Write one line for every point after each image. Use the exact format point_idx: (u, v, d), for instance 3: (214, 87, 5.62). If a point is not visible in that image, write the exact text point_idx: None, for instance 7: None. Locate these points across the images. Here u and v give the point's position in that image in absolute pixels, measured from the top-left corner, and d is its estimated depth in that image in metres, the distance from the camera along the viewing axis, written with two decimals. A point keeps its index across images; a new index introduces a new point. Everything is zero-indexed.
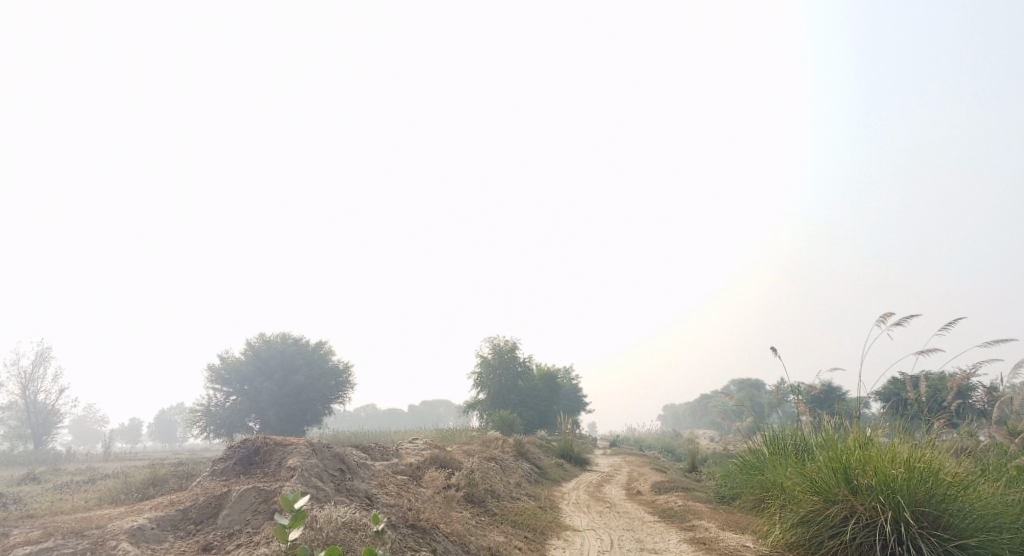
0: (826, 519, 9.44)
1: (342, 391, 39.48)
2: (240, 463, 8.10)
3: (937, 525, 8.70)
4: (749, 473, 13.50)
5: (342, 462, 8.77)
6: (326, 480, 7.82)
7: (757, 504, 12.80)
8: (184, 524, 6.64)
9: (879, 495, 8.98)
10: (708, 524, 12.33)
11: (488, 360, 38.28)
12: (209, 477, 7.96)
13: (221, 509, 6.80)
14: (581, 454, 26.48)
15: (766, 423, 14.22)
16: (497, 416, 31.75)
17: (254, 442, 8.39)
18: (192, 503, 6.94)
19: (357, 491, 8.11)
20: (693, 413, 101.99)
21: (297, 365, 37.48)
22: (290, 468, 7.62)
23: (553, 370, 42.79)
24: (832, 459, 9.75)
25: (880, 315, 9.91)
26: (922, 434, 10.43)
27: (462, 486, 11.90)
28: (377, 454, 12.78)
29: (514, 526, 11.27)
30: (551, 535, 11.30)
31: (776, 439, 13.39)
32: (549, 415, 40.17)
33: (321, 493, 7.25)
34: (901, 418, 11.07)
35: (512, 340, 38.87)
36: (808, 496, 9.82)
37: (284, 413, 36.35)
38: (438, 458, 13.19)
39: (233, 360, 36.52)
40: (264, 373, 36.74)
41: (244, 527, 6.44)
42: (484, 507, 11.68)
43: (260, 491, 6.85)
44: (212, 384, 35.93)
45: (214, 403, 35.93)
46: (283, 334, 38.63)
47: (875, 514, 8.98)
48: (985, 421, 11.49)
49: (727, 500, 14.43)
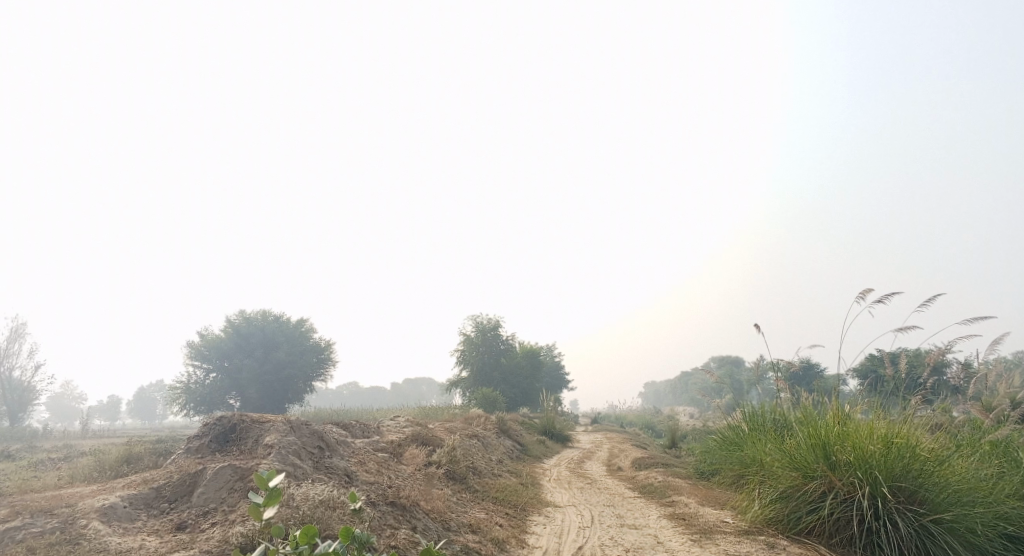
0: (804, 495, 9.53)
1: (324, 368, 39.28)
2: (215, 440, 7.93)
3: (913, 500, 8.82)
4: (728, 449, 13.60)
5: (321, 439, 8.65)
6: (304, 458, 7.71)
7: (736, 480, 12.93)
8: (157, 503, 6.49)
9: (857, 471, 9.06)
10: (688, 500, 12.42)
11: (471, 338, 38.27)
12: (184, 454, 7.79)
13: (195, 487, 6.64)
14: (563, 430, 26.64)
15: (746, 400, 14.31)
16: (479, 393, 31.79)
17: (231, 420, 8.23)
18: (166, 481, 6.78)
19: (336, 469, 8.01)
20: (673, 391, 103.45)
21: (278, 342, 37.18)
22: (267, 445, 7.48)
23: (535, 348, 42.89)
24: (811, 436, 9.82)
25: (862, 292, 9.87)
26: (900, 411, 10.53)
27: (443, 463, 11.86)
28: (358, 431, 12.70)
29: (495, 503, 11.27)
30: (532, 512, 11.33)
31: (756, 416, 13.49)
32: (531, 392, 40.33)
33: (298, 471, 7.13)
34: (879, 395, 11.16)
35: (495, 317, 38.84)
36: (787, 472, 9.90)
37: (265, 390, 36.10)
38: (419, 436, 13.13)
39: (213, 337, 36.14)
40: (245, 350, 36.38)
41: (220, 505, 6.31)
42: (465, 484, 11.66)
43: (236, 469, 6.71)
44: (191, 361, 35.53)
45: (194, 379, 35.56)
46: (263, 310, 38.24)
47: (853, 489, 9.07)
48: (960, 397, 11.62)
49: (706, 476, 14.55)
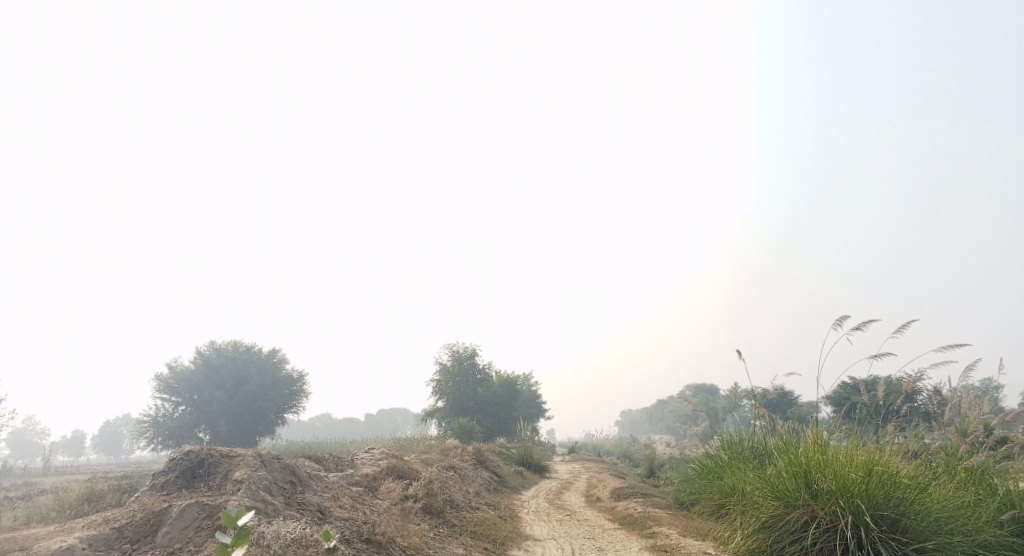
0: (786, 524, 9.42)
1: (296, 400, 38.44)
2: (182, 476, 7.58)
3: (896, 528, 8.76)
4: (707, 478, 13.47)
5: (293, 474, 8.35)
6: (275, 493, 7.41)
7: (716, 509, 12.79)
8: (118, 544, 6.11)
9: (839, 499, 9.00)
10: (669, 531, 12.24)
11: (447, 367, 37.89)
12: (148, 491, 7.41)
13: (160, 526, 6.30)
14: (541, 460, 26.31)
15: (723, 427, 14.25)
16: (455, 423, 31.36)
17: (198, 454, 7.89)
18: (128, 520, 6.41)
19: (308, 504, 7.72)
20: (649, 420, 103.24)
21: (249, 374, 36.35)
22: (236, 480, 7.17)
23: (512, 377, 42.59)
24: (792, 464, 9.75)
25: (838, 318, 9.95)
26: (877, 438, 10.54)
27: (420, 497, 11.55)
28: (331, 465, 12.33)
29: (474, 537, 10.97)
30: (511, 546, 11.04)
31: (733, 444, 13.42)
32: (508, 422, 39.92)
33: (269, 508, 6.83)
34: (855, 422, 11.18)
35: (471, 346, 38.56)
36: (769, 501, 9.78)
37: (235, 423, 35.16)
38: (395, 468, 12.81)
39: (182, 369, 35.25)
40: (215, 382, 35.50)
41: (185, 545, 6.00)
42: (443, 519, 11.35)
43: (203, 505, 6.41)
44: (159, 394, 34.57)
45: (162, 413, 34.51)
46: (234, 341, 37.47)
47: (835, 519, 8.99)
48: (934, 423, 11.70)
49: (686, 505, 14.37)
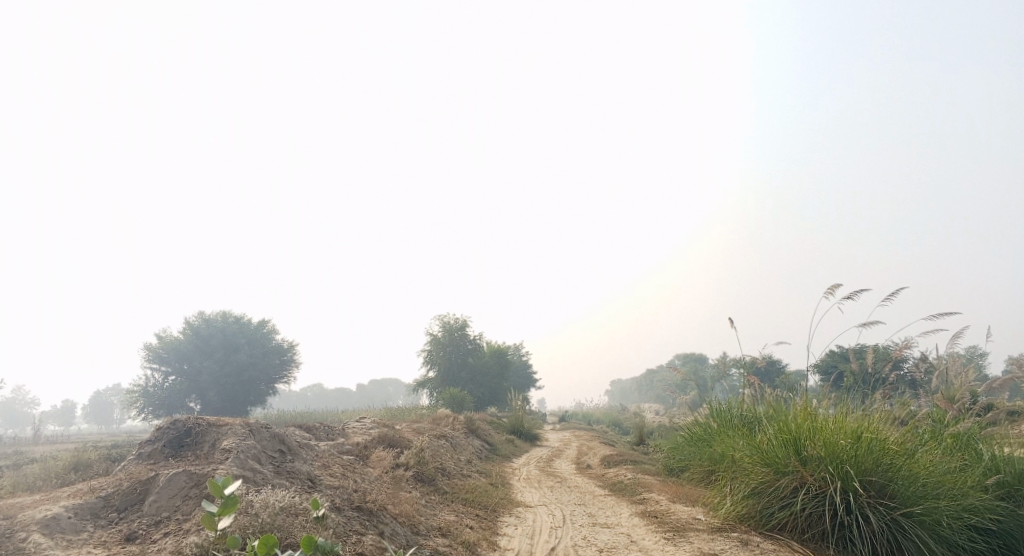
0: (776, 490, 9.48)
1: (287, 370, 38.41)
2: (169, 445, 7.48)
3: (884, 494, 8.84)
4: (697, 445, 13.55)
5: (282, 443, 8.28)
6: (264, 462, 7.34)
7: (706, 476, 12.89)
8: (105, 513, 6.03)
9: (828, 466, 9.04)
10: (659, 497, 12.34)
11: (438, 338, 37.84)
12: (135, 460, 7.32)
13: (147, 495, 6.20)
14: (531, 429, 26.48)
15: (712, 396, 14.31)
16: (446, 393, 31.46)
17: (185, 423, 7.79)
18: (115, 489, 6.32)
19: (298, 473, 7.66)
20: (638, 390, 104.25)
21: (239, 344, 36.20)
22: (225, 449, 7.08)
23: (503, 347, 42.66)
24: (782, 431, 9.76)
25: (830, 287, 9.92)
26: (866, 406, 10.57)
27: (412, 465, 11.56)
28: (322, 434, 12.30)
29: (466, 504, 11.01)
30: (502, 512, 11.10)
31: (723, 412, 13.48)
32: (499, 392, 40.10)
33: (258, 477, 6.77)
34: (845, 390, 11.22)
35: (462, 316, 38.50)
36: (759, 467, 9.82)
37: (226, 393, 35.11)
38: (386, 437, 12.79)
39: (171, 339, 35.06)
40: (204, 351, 35.33)
41: (173, 514, 5.92)
42: (434, 486, 11.39)
43: (191, 474, 6.32)
44: (148, 363, 34.40)
45: (151, 383, 34.36)
46: (223, 311, 37.23)
47: (824, 485, 9.05)
48: (921, 390, 11.76)
49: (675, 472, 14.50)
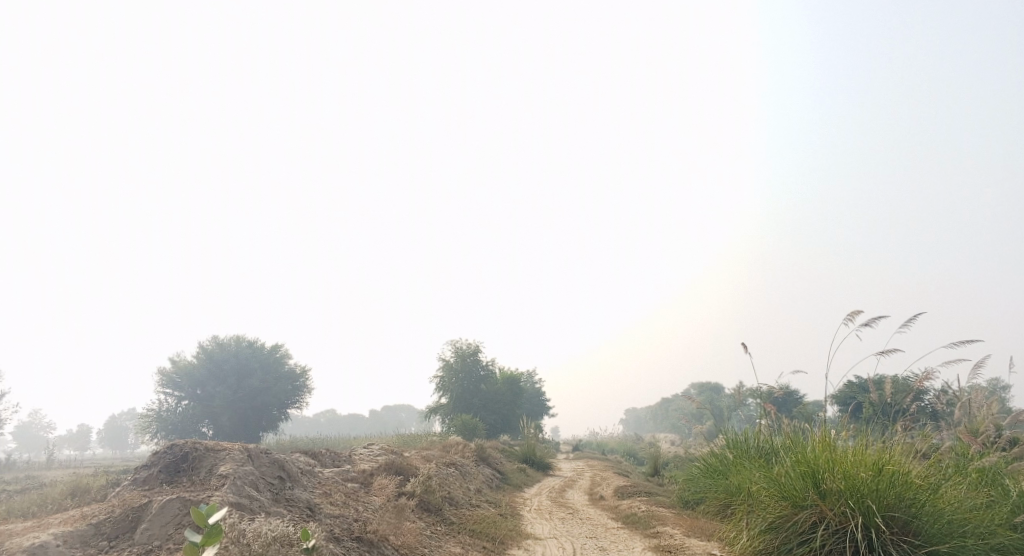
0: (794, 526, 9.08)
1: (300, 396, 38.22)
2: (165, 470, 7.31)
3: (907, 530, 8.44)
4: (712, 477, 13.15)
5: (282, 469, 8.07)
6: (262, 490, 7.14)
7: (722, 509, 12.47)
8: (95, 540, 5.84)
9: (849, 500, 8.66)
10: (673, 531, 11.94)
11: (450, 364, 37.61)
12: (130, 486, 7.15)
13: (140, 523, 6.01)
14: (544, 458, 26.00)
15: (728, 426, 13.93)
16: (459, 420, 31.11)
17: (183, 447, 7.62)
18: (106, 515, 6.13)
19: (297, 501, 7.44)
20: (654, 417, 102.34)
21: (252, 369, 36.16)
22: (222, 476, 6.89)
23: (516, 373, 42.29)
24: (800, 463, 9.40)
25: (849, 314, 9.61)
26: (887, 437, 10.18)
27: (417, 493, 11.28)
28: (328, 460, 12.08)
29: (472, 535, 10.69)
30: (510, 544, 10.75)
31: (739, 443, 13.08)
32: (512, 419, 39.60)
33: (254, 505, 6.57)
34: (864, 421, 10.83)
35: (475, 343, 38.29)
36: (776, 501, 9.44)
37: (238, 418, 34.96)
38: (393, 464, 12.52)
39: (185, 363, 35.15)
40: (218, 376, 35.34)
41: (165, 543, 5.72)
42: (441, 516, 11.09)
43: (185, 501, 6.13)
44: (162, 388, 34.45)
45: (164, 408, 34.37)
46: (237, 336, 37.32)
47: (845, 520, 8.66)
48: (942, 422, 11.33)
49: (690, 505, 14.07)
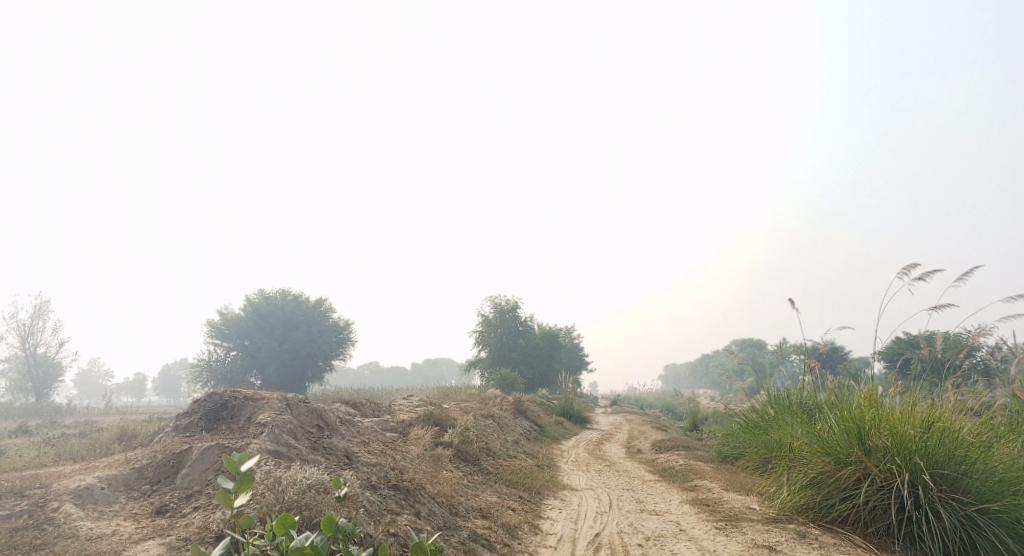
0: (837, 482, 8.83)
1: (343, 348, 39.01)
2: (206, 418, 7.44)
3: (956, 488, 8.11)
4: (753, 432, 12.91)
5: (320, 418, 8.16)
6: (300, 438, 7.23)
7: (762, 465, 12.27)
8: (138, 484, 6.00)
9: (895, 457, 8.34)
10: (711, 485, 11.79)
11: (489, 319, 37.74)
12: (172, 432, 7.31)
13: (181, 468, 6.14)
14: (582, 411, 26.09)
15: (770, 382, 13.60)
16: (497, 374, 31.35)
17: (222, 396, 7.73)
18: (149, 461, 6.28)
19: (335, 449, 7.53)
20: (693, 373, 102.10)
21: (297, 321, 36.99)
22: (260, 424, 6.98)
23: (554, 329, 42.27)
24: (844, 419, 9.08)
25: (905, 266, 9.11)
26: (938, 394, 9.76)
27: (454, 444, 11.39)
28: (368, 411, 12.26)
29: (509, 486, 10.76)
30: (546, 495, 10.79)
31: (781, 398, 12.75)
32: (550, 374, 39.77)
33: (292, 453, 6.65)
34: (914, 377, 10.41)
35: (513, 298, 38.25)
36: (819, 457, 9.17)
37: (284, 369, 35.96)
38: (432, 415, 12.66)
39: (233, 316, 36.15)
40: (264, 328, 36.26)
41: (205, 488, 5.82)
42: (478, 466, 11.19)
43: (224, 448, 6.22)
44: (212, 339, 35.56)
45: (214, 358, 35.54)
46: (282, 290, 38.11)
47: (890, 477, 8.36)
48: (997, 380, 10.82)
49: (729, 459, 13.89)
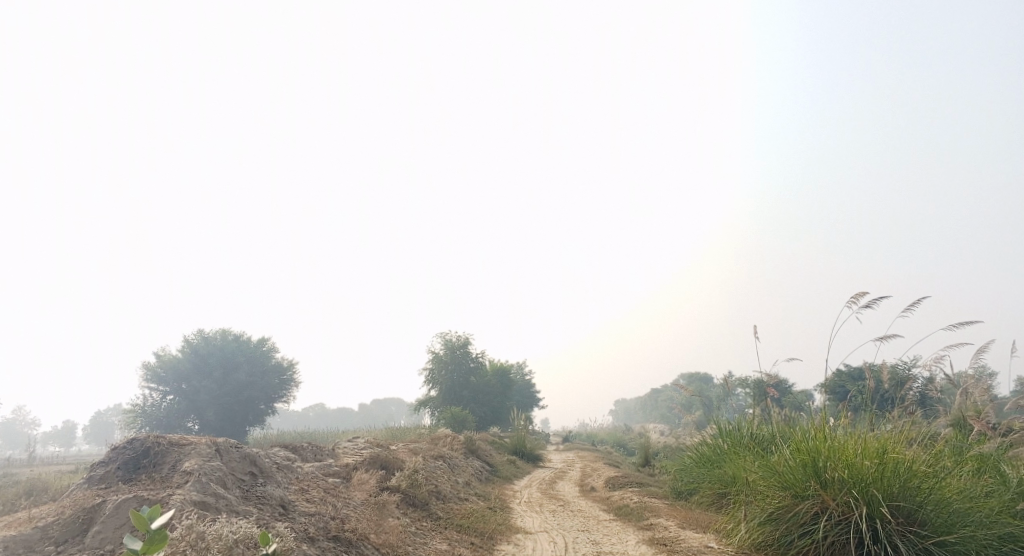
0: (795, 517, 8.67)
1: (287, 389, 37.45)
2: (124, 467, 6.76)
3: (913, 521, 8.06)
4: (705, 467, 12.75)
5: (254, 465, 7.54)
6: (230, 487, 6.63)
7: (716, 500, 12.09)
8: (41, 545, 5.30)
9: (852, 490, 8.26)
10: (667, 523, 11.53)
11: (440, 357, 37.04)
12: (85, 484, 6.58)
13: (92, 524, 5.48)
14: (534, 450, 25.58)
15: (719, 415, 13.52)
16: (448, 412, 30.59)
17: (143, 443, 7.07)
18: (55, 518, 5.59)
19: (269, 499, 6.94)
20: (643, 408, 102.83)
21: (238, 363, 35.43)
22: (185, 472, 6.36)
23: (506, 365, 41.80)
24: (799, 452, 8.99)
25: (852, 296, 9.16)
26: (887, 422, 9.77)
27: (402, 488, 10.82)
28: (309, 455, 11.57)
29: (460, 531, 10.23)
30: (500, 540, 10.28)
31: (732, 432, 12.68)
32: (502, 411, 39.13)
33: (220, 504, 6.06)
34: (861, 408, 10.44)
35: (464, 334, 37.75)
36: (776, 491, 9.04)
37: (224, 413, 34.26)
38: (378, 458, 12.03)
39: (169, 358, 34.39)
40: (203, 371, 34.61)
41: (118, 548, 5.21)
42: (427, 511, 10.65)
43: (143, 500, 5.61)
44: (146, 383, 33.74)
45: (149, 403, 33.72)
46: (223, 329, 36.54)
47: (848, 510, 8.25)
48: (940, 410, 10.94)
49: (684, 496, 13.67)
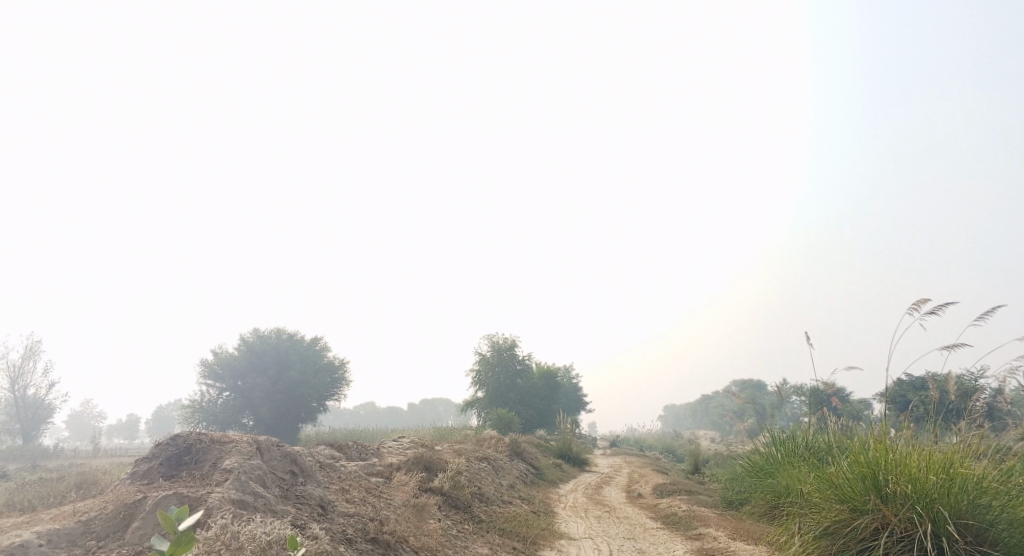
0: (853, 532, 8.11)
1: (338, 388, 37.98)
2: (167, 464, 6.84)
3: (983, 540, 7.48)
4: (758, 477, 12.19)
5: (295, 463, 7.53)
6: (269, 486, 6.62)
7: (770, 511, 11.54)
8: (83, 540, 5.36)
9: (916, 505, 7.70)
10: (717, 533, 11.07)
11: (487, 358, 37.01)
12: (129, 480, 6.68)
13: (132, 521, 5.51)
14: (581, 454, 25.21)
15: (772, 423, 12.96)
16: (494, 414, 30.48)
17: (186, 439, 7.14)
18: (98, 513, 5.66)
19: (308, 498, 6.91)
20: (693, 414, 100.73)
21: (292, 361, 36.12)
22: (225, 470, 6.37)
23: (553, 368, 41.49)
24: (858, 464, 8.45)
25: (915, 301, 8.59)
26: (956, 434, 9.11)
27: (444, 490, 10.73)
28: (354, 454, 11.59)
29: (502, 535, 10.05)
30: (542, 545, 10.04)
31: (786, 441, 12.10)
32: (548, 414, 38.86)
33: (259, 503, 6.03)
34: (925, 419, 9.80)
35: (511, 336, 37.62)
36: (832, 504, 8.52)
37: (277, 410, 35.04)
38: (422, 459, 11.95)
39: (226, 355, 35.44)
40: (258, 368, 35.53)
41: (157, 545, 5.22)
42: (469, 514, 10.51)
43: (182, 498, 5.63)
44: (204, 380, 34.90)
45: (206, 399, 34.89)
46: (278, 328, 37.38)
47: (911, 527, 7.68)
48: (1013, 424, 10.17)
49: (735, 506, 13.14)
